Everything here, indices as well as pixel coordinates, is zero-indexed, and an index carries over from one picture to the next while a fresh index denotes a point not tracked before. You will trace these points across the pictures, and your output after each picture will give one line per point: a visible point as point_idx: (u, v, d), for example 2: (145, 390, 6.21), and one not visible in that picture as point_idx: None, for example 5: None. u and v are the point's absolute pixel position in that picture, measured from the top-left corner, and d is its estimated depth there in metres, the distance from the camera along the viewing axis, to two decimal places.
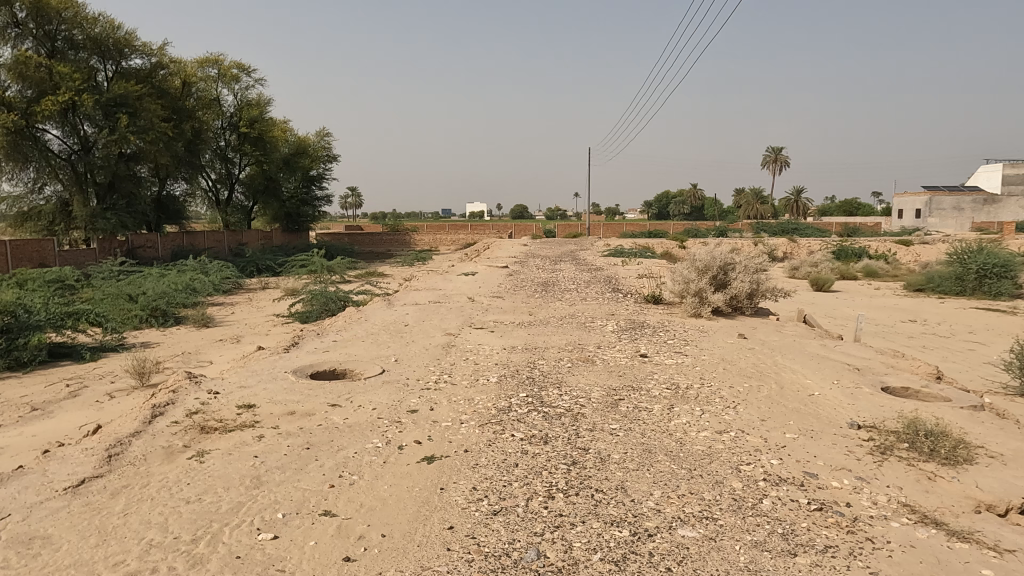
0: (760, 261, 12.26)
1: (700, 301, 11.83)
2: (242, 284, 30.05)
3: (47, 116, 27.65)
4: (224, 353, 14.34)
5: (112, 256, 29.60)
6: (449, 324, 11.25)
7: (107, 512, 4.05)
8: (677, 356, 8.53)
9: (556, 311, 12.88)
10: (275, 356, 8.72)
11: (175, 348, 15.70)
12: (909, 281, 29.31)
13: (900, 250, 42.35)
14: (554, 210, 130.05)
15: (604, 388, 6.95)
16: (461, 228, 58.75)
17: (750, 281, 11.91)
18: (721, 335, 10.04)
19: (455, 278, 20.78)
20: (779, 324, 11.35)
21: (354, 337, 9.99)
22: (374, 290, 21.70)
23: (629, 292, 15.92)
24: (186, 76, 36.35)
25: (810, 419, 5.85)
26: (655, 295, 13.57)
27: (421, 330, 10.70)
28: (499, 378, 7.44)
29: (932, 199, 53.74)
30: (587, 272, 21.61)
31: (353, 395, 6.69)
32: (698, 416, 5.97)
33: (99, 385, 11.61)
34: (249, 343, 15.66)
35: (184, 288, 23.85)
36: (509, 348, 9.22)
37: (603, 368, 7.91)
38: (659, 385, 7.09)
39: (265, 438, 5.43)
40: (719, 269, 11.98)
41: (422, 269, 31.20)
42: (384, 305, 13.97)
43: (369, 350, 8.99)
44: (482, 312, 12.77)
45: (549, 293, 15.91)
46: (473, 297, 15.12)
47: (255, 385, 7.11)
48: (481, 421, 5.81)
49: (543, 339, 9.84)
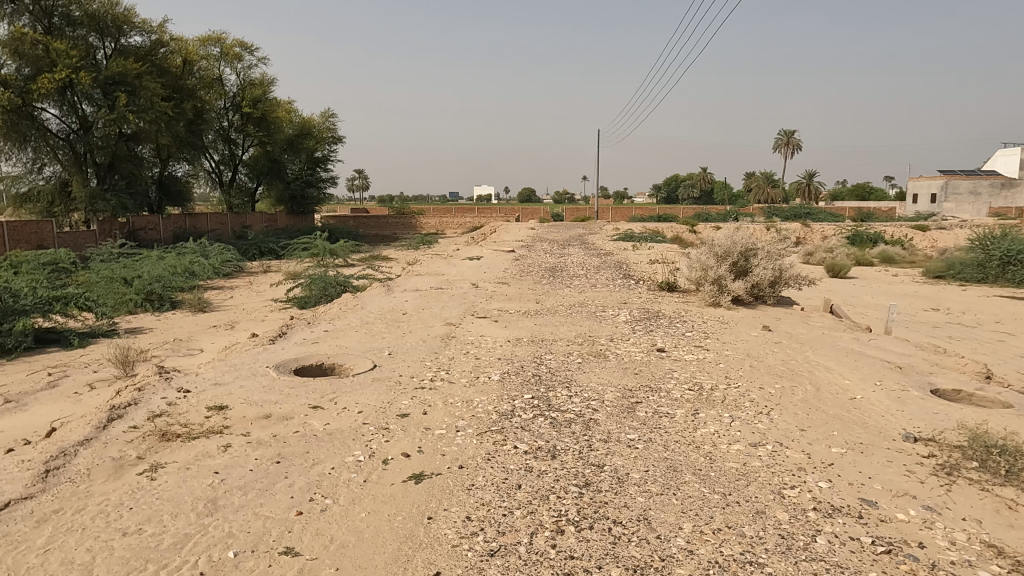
0: (783, 247, 11.42)
1: (719, 290, 11.04)
2: (243, 267, 29.41)
3: (44, 94, 26.98)
4: (216, 341, 13.66)
5: (112, 237, 29.06)
6: (450, 313, 10.50)
7: (24, 548, 3.35)
8: (699, 351, 7.76)
9: (564, 299, 12.13)
10: (259, 347, 8.01)
11: (168, 335, 15.06)
12: (929, 267, 28.38)
13: (916, 235, 41.30)
14: (562, 193, 128.83)
15: (619, 389, 6.22)
16: (468, 211, 57.94)
17: (773, 268, 11.10)
18: (743, 327, 9.25)
19: (460, 263, 20.04)
20: (804, 314, 10.57)
21: (346, 327, 9.28)
22: (375, 275, 20.98)
23: (641, 278, 15.12)
24: (188, 55, 35.47)
25: (856, 430, 5.10)
26: (670, 282, 12.80)
27: (420, 319, 9.99)
28: (503, 376, 6.69)
29: (947, 183, 52.53)
30: (596, 257, 20.79)
31: (338, 396, 5.97)
32: (727, 424, 5.24)
33: (80, 375, 10.97)
34: (243, 330, 15.00)
35: (183, 272, 23.28)
36: (514, 340, 8.47)
37: (618, 366, 7.14)
38: (679, 385, 6.35)
39: (232, 448, 4.74)
40: (740, 254, 11.18)
41: (426, 253, 30.48)
42: (384, 292, 13.30)
43: (362, 342, 8.25)
44: (486, 299, 12.04)
45: (557, 279, 15.20)
46: (477, 283, 14.39)
47: (232, 382, 6.42)
48: (480, 429, 5.10)
49: (552, 330, 9.10)
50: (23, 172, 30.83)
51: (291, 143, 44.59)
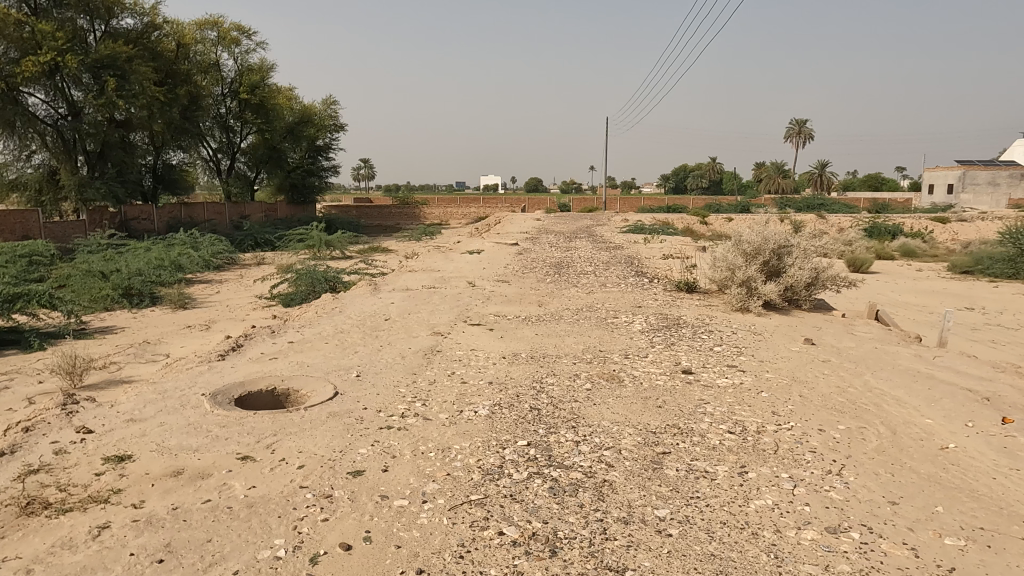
0: (822, 243, 10.00)
1: (748, 294, 9.64)
2: (236, 259, 28.17)
3: (29, 78, 25.67)
4: (186, 345, 12.39)
5: (101, 228, 27.83)
6: (439, 319, 9.15)
7: None
8: (734, 375, 6.38)
9: (571, 301, 10.75)
10: (204, 365, 6.66)
11: (138, 336, 13.79)
12: (954, 262, 26.85)
13: (936, 227, 39.67)
14: (569, 183, 127.22)
15: (639, 432, 4.87)
16: (472, 200, 56.49)
17: (810, 268, 9.68)
18: (781, 340, 7.88)
19: (459, 257, 18.77)
20: (847, 323, 9.18)
21: (316, 337, 7.95)
22: (369, 269, 19.71)
23: (656, 276, 13.74)
24: (184, 38, 34.05)
25: (971, 505, 3.73)
26: (689, 282, 11.41)
27: (403, 326, 8.66)
28: (492, 410, 5.33)
29: (965, 173, 50.43)
30: (605, 251, 19.36)
31: (278, 441, 4.65)
32: (789, 494, 3.87)
33: (23, 386, 9.67)
34: (220, 331, 13.74)
35: (169, 265, 22.05)
36: (511, 357, 7.09)
37: (635, 396, 5.77)
38: (715, 426, 5.00)
39: (108, 531, 3.43)
40: (772, 252, 9.78)
41: (427, 245, 29.22)
42: (370, 291, 11.99)
43: (328, 360, 6.91)
44: (482, 302, 10.71)
45: (563, 276, 13.84)
46: (474, 282, 13.04)
47: (151, 417, 5.11)
48: (453, 502, 3.76)
49: (558, 343, 7.74)
50: (10, 160, 29.52)
51: (290, 130, 43.07)
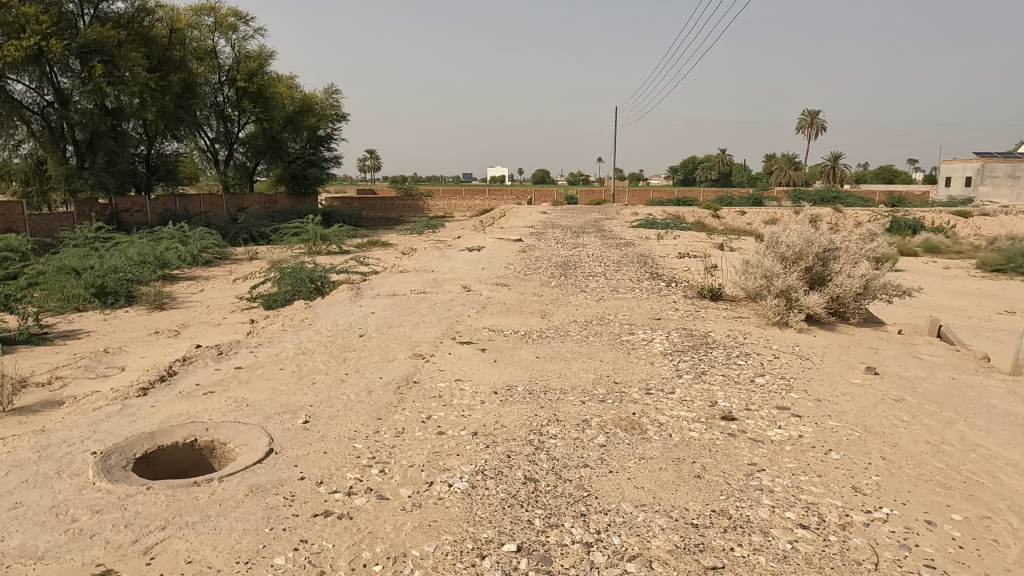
0: (873, 247, 8.54)
1: (787, 306, 8.21)
2: (227, 253, 26.88)
3: (11, 64, 24.26)
4: (147, 356, 11.07)
5: (88, 220, 26.57)
6: (422, 335, 7.76)
7: None
8: (789, 423, 4.95)
9: (578, 311, 9.35)
10: (116, 405, 5.27)
11: (100, 343, 12.51)
12: (984, 259, 25.18)
13: (958, 221, 37.89)
14: (576, 175, 125.52)
15: (677, 527, 3.45)
16: (478, 193, 55.06)
17: (860, 277, 8.24)
18: (836, 368, 6.44)
19: (457, 255, 17.36)
20: (905, 342, 7.74)
21: (270, 362, 6.56)
22: (360, 267, 18.35)
23: (673, 279, 12.33)
24: (177, 23, 32.50)
25: None
26: (715, 289, 9.98)
27: (380, 346, 7.29)
28: (473, 483, 3.94)
29: (984, 165, 48.19)
30: (615, 248, 17.93)
31: (162, 543, 3.25)
32: None
33: None
34: (189, 339, 12.43)
35: (152, 262, 20.77)
36: (504, 393, 5.66)
37: (664, 458, 4.34)
38: (778, 514, 3.59)
39: None
40: (815, 257, 8.36)
41: (427, 240, 27.87)
42: (351, 296, 10.63)
43: (276, 397, 5.53)
44: (477, 312, 9.31)
45: (570, 278, 12.47)
46: (470, 285, 11.65)
47: (4, 496, 3.73)
48: None
49: (564, 372, 6.34)
50: None
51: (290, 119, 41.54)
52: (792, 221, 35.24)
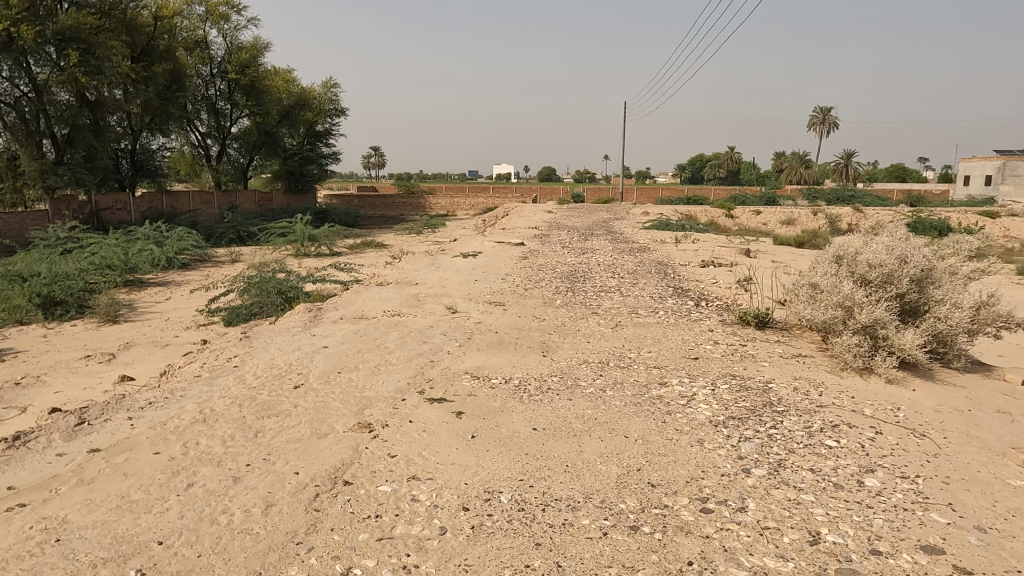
0: (977, 269, 6.49)
1: (871, 347, 6.15)
2: (207, 255, 24.91)
3: None
4: (63, 391, 9.04)
5: (63, 219, 24.57)
6: (380, 387, 5.73)
7: None
8: None
9: (592, 345, 7.30)
10: None
11: (19, 370, 10.46)
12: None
13: (986, 222, 35.41)
14: (582, 175, 123.10)
15: None
16: (480, 190, 52.98)
17: (968, 307, 6.15)
18: (974, 454, 4.37)
19: (449, 262, 15.31)
20: None
21: (147, 439, 4.50)
22: (342, 276, 16.33)
23: (703, 296, 10.27)
24: (163, 11, 30.02)
25: None
26: (761, 314, 7.93)
27: (317, 406, 5.26)
28: None
29: (1005, 163, 45.56)
30: (628, 255, 15.84)
31: None
32: None
33: None
34: (124, 365, 10.40)
35: (118, 266, 18.80)
36: (478, 511, 3.59)
37: None
38: None
39: None
40: (908, 280, 6.31)
41: (423, 242, 25.85)
42: (310, 319, 8.64)
43: (115, 518, 3.46)
44: (459, 345, 7.27)
45: (579, 294, 10.46)
46: (456, 304, 9.62)
47: None
48: None
49: (571, 460, 4.27)
50: None
51: (285, 113, 39.49)
52: (811, 221, 32.98)
